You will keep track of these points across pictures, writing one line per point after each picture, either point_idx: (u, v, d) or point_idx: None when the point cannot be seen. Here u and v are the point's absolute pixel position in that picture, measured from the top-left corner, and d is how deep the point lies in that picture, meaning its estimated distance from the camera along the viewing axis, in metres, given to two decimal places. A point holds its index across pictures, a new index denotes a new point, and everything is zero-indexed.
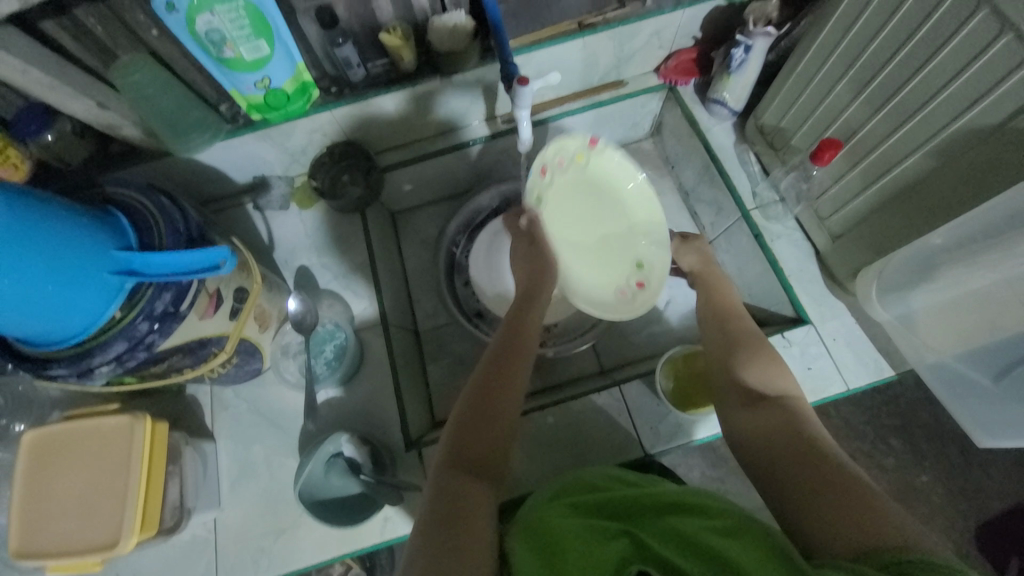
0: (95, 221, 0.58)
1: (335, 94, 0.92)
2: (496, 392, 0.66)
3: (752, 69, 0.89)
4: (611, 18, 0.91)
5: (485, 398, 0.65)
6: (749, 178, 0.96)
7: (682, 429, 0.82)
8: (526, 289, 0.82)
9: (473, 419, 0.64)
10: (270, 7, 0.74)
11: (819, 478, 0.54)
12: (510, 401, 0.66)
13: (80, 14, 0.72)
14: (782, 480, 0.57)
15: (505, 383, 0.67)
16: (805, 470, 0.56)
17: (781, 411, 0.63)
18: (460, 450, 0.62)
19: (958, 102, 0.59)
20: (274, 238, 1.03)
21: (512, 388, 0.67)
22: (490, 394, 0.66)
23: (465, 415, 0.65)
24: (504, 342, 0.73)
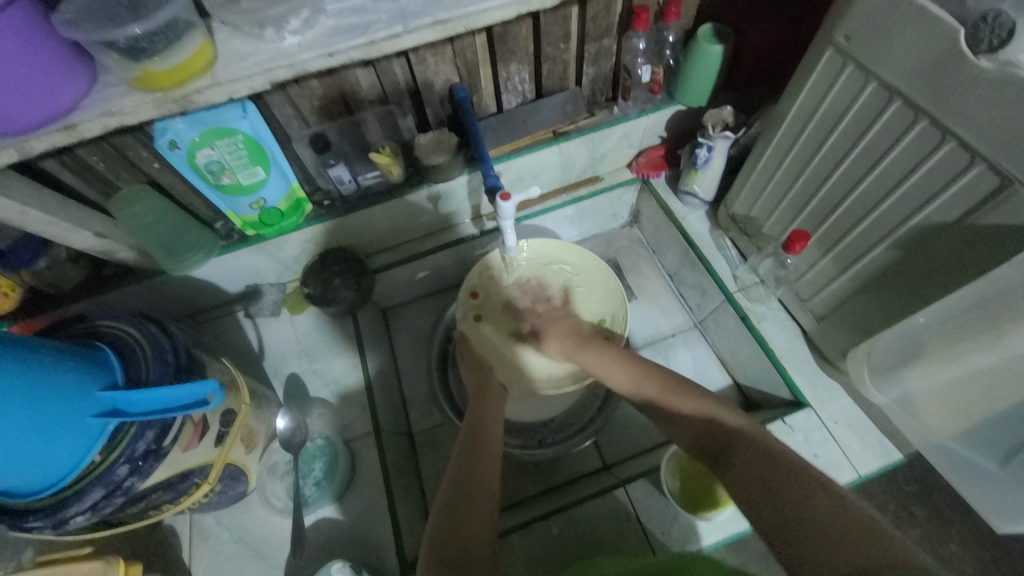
0: (82, 360, 0.57)
1: (327, 207, 0.96)
2: (473, 471, 0.68)
3: (716, 165, 0.96)
4: (584, 125, 1.00)
5: (462, 489, 0.66)
6: (728, 262, 1.00)
7: (694, 533, 0.77)
8: (481, 367, 0.87)
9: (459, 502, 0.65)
10: (268, 140, 0.80)
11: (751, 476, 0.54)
12: (487, 483, 0.67)
13: (84, 154, 0.76)
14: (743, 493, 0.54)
15: (476, 465, 0.69)
16: (761, 477, 0.53)
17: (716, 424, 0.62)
18: (449, 538, 0.61)
19: (914, 200, 0.64)
20: (264, 347, 1.03)
21: (487, 472, 0.69)
22: (463, 476, 0.67)
23: (450, 499, 0.65)
24: (473, 422, 0.76)
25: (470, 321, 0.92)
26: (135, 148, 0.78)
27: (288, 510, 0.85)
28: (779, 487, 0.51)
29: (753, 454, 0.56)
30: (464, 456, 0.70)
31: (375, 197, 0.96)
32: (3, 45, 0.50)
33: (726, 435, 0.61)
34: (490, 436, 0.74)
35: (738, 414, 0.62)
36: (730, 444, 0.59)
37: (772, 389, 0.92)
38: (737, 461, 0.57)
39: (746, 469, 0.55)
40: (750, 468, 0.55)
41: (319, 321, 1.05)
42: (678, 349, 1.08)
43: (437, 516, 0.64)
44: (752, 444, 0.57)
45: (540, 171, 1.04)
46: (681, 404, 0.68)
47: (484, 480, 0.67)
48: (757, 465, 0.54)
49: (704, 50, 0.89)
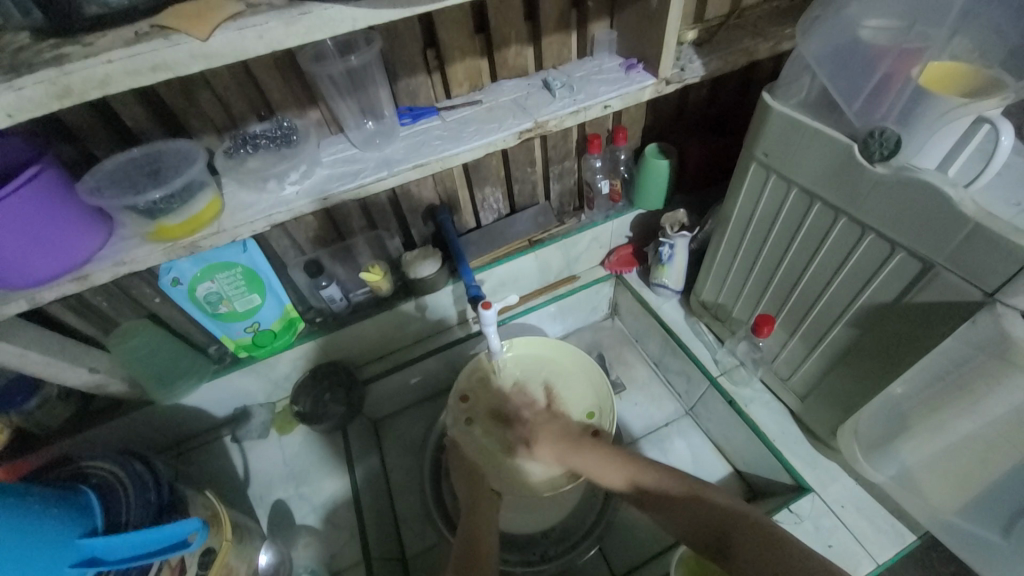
0: (64, 507, 0.55)
1: (319, 324, 1.01)
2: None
3: (679, 259, 1.05)
4: (556, 233, 1.10)
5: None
6: (707, 347, 1.04)
7: None
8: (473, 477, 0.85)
9: None
10: (265, 269, 0.86)
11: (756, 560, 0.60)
12: None
13: (90, 295, 0.81)
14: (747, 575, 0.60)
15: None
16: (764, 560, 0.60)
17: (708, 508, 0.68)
18: None
19: (854, 283, 0.70)
20: (250, 472, 0.99)
21: None
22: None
23: None
24: (470, 526, 0.76)
25: (461, 426, 0.91)
26: (140, 286, 0.84)
27: None
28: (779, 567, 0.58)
29: (751, 536, 0.63)
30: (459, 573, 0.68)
31: (365, 312, 1.01)
32: (30, 213, 0.57)
33: (719, 516, 0.67)
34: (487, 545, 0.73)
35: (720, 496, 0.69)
36: (724, 527, 0.66)
37: (771, 476, 0.90)
38: (731, 547, 0.64)
39: (744, 553, 0.62)
40: (750, 550, 0.61)
41: (308, 440, 1.03)
42: (674, 439, 1.07)
43: None
44: (748, 529, 0.64)
45: (519, 276, 1.12)
46: (664, 483, 0.73)
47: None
48: (754, 543, 0.62)
49: (652, 165, 1.03)
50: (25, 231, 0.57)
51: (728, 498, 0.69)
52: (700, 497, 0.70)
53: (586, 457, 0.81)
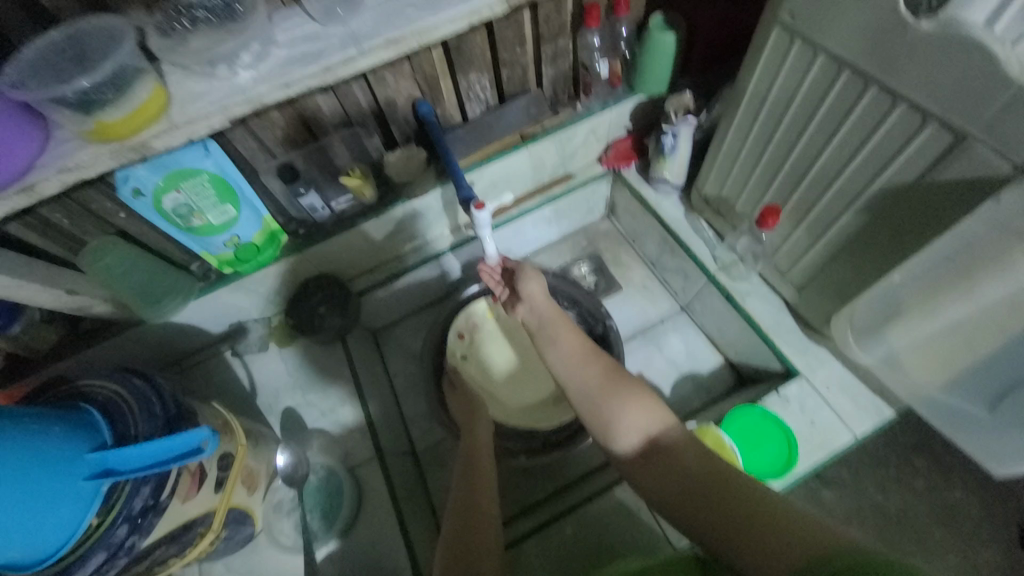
0: (67, 425, 0.55)
1: (304, 236, 0.96)
2: (473, 479, 0.71)
3: (682, 150, 0.98)
4: (550, 125, 1.00)
5: (467, 513, 0.67)
6: (706, 244, 1.01)
7: None
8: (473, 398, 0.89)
9: (462, 501, 0.68)
10: (235, 176, 0.79)
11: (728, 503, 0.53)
12: (486, 487, 0.70)
13: (45, 212, 0.74)
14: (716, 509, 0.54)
15: (477, 486, 0.70)
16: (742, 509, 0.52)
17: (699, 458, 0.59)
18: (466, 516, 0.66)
19: (875, 163, 0.66)
20: (256, 384, 1.01)
21: (483, 478, 0.72)
22: (465, 497, 0.69)
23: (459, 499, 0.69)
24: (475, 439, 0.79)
25: (461, 360, 1.01)
26: (98, 201, 0.76)
27: (297, 548, 0.83)
28: (723, 507, 0.53)
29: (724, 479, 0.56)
30: (463, 477, 0.72)
31: (349, 221, 0.95)
32: None
33: (694, 454, 0.60)
34: (484, 451, 0.76)
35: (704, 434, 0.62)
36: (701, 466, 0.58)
37: (762, 363, 0.94)
38: (656, 465, 0.61)
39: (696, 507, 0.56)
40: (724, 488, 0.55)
41: (307, 351, 1.04)
42: (669, 334, 1.09)
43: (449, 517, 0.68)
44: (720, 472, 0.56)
45: (511, 176, 1.05)
46: (629, 412, 0.66)
47: (486, 509, 0.67)
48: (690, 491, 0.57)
49: (655, 40, 0.90)
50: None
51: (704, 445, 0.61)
52: (628, 421, 0.65)
53: (564, 333, 0.79)
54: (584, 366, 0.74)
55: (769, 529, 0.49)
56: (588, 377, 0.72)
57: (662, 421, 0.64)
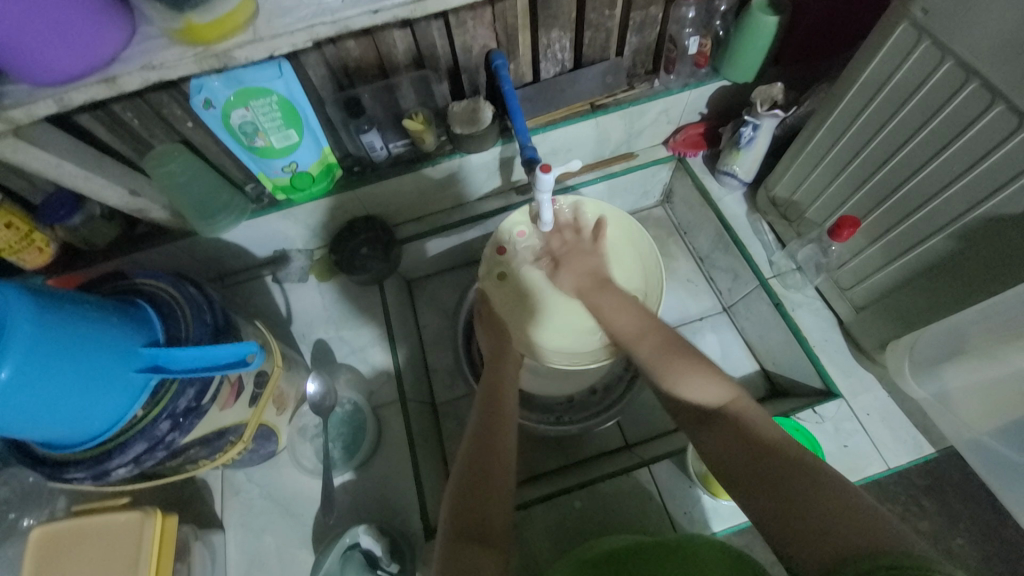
0: (125, 318, 0.57)
1: (358, 173, 0.94)
2: (488, 437, 0.67)
3: (760, 145, 0.92)
4: (622, 98, 0.96)
5: (478, 466, 0.64)
6: (764, 247, 0.97)
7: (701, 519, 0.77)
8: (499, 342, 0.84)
9: (475, 454, 0.65)
10: (302, 101, 0.78)
11: (754, 463, 0.52)
12: (504, 447, 0.67)
13: (119, 109, 0.75)
14: (743, 468, 0.52)
15: (492, 443, 0.66)
16: (776, 470, 0.50)
17: (726, 423, 0.57)
18: (470, 472, 0.63)
19: (981, 188, 0.60)
20: (292, 312, 1.04)
21: (502, 436, 0.68)
22: (478, 451, 0.65)
23: (470, 451, 0.66)
24: (491, 389, 0.75)
25: (493, 279, 0.92)
26: (169, 106, 0.77)
27: (314, 472, 0.86)
28: (759, 467, 0.52)
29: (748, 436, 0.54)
30: (479, 430, 0.68)
31: (404, 166, 0.94)
32: None
33: (718, 408, 0.59)
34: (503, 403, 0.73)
35: (714, 375, 0.61)
36: (717, 421, 0.58)
37: (802, 377, 0.91)
38: (719, 432, 0.57)
39: (759, 488, 0.50)
40: (739, 441, 0.55)
41: (345, 289, 1.05)
42: (706, 333, 1.06)
43: (456, 474, 0.64)
44: (736, 429, 0.56)
45: (574, 145, 1.02)
46: (692, 388, 0.62)
47: (502, 467, 0.64)
48: (756, 472, 0.51)
49: (757, 20, 0.83)
50: (41, 11, 0.49)
51: (722, 390, 0.60)
52: (697, 398, 0.61)
53: (609, 303, 0.76)
54: (634, 343, 0.71)
55: (799, 499, 0.47)
56: (650, 353, 0.68)
57: (725, 397, 0.60)
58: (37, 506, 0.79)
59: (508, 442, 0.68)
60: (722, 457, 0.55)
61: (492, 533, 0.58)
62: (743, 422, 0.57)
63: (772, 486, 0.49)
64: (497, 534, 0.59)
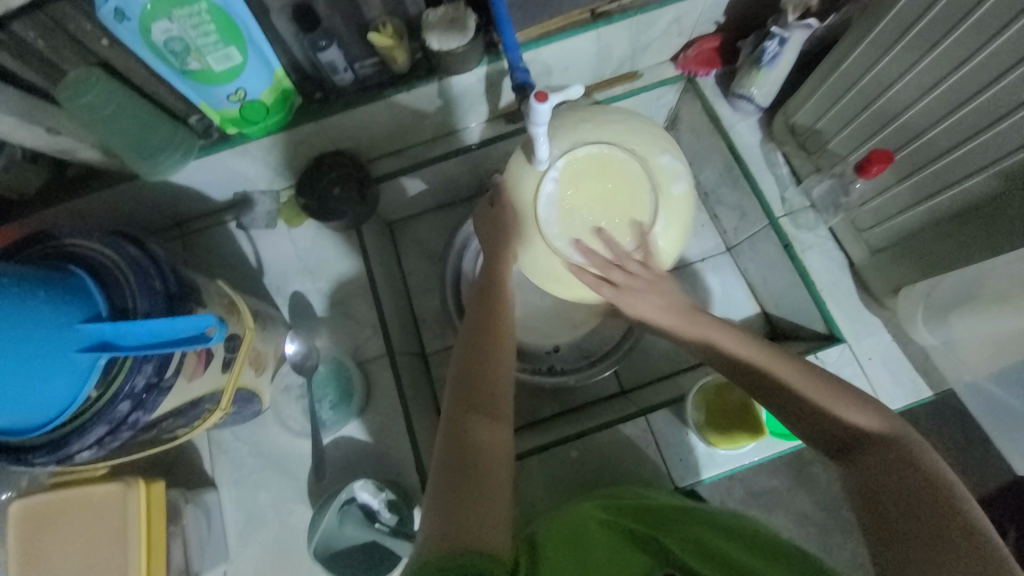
0: (57, 291, 0.49)
1: (320, 101, 0.81)
2: (481, 364, 0.61)
3: (785, 62, 0.80)
4: (628, 5, 0.81)
5: (481, 347, 0.62)
6: (777, 181, 0.88)
7: (694, 468, 0.78)
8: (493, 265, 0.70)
9: (468, 373, 0.60)
10: (238, 9, 0.63)
11: (902, 498, 0.50)
12: (501, 367, 0.61)
13: (12, 24, 0.60)
14: (889, 519, 0.49)
15: (486, 365, 0.61)
16: (919, 524, 0.48)
17: (884, 451, 0.53)
18: (466, 394, 0.58)
19: None
20: (263, 262, 0.95)
21: (499, 356, 0.62)
22: (478, 334, 0.64)
23: (462, 370, 0.61)
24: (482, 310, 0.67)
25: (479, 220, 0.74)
26: (75, 20, 0.62)
27: (304, 430, 0.84)
28: (908, 508, 0.49)
29: (896, 462, 0.52)
30: (473, 324, 0.65)
31: (375, 92, 0.80)
32: None
33: (851, 430, 0.55)
34: (502, 321, 0.66)
35: (868, 400, 0.56)
36: (877, 444, 0.54)
37: (805, 322, 0.86)
38: (871, 461, 0.53)
39: (898, 508, 0.49)
40: (887, 468, 0.52)
41: (319, 235, 0.95)
42: (707, 275, 1.01)
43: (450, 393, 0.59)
44: (897, 454, 0.52)
45: (571, 63, 0.88)
46: (853, 416, 0.56)
47: (501, 356, 0.62)
48: (918, 533, 0.47)
49: None
50: None
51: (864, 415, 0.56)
52: (851, 424, 0.55)
53: (639, 303, 0.66)
54: (712, 362, 0.64)
55: None
56: (786, 379, 0.58)
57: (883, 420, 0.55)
58: None
59: (505, 366, 0.62)
60: (881, 485, 0.51)
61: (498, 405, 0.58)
62: (908, 449, 0.53)
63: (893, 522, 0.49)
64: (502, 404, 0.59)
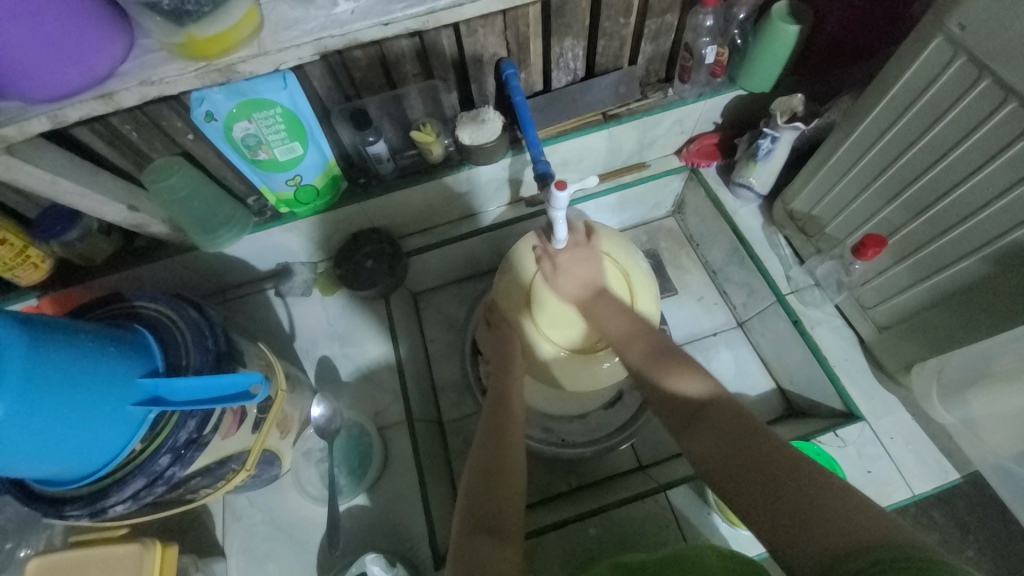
0: (122, 347, 0.54)
1: (362, 186, 0.91)
2: (495, 466, 0.62)
3: (778, 157, 0.90)
4: (636, 108, 0.93)
5: (491, 473, 0.62)
6: (781, 261, 0.95)
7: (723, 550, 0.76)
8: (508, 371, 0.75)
9: (483, 475, 0.62)
10: (308, 114, 0.75)
11: (725, 453, 0.53)
12: (513, 463, 0.63)
13: (117, 122, 0.71)
14: (743, 474, 0.50)
15: (504, 464, 0.63)
16: (756, 462, 0.50)
17: (712, 420, 0.57)
18: (478, 508, 0.59)
19: (1009, 218, 0.60)
20: (295, 327, 1.01)
21: (510, 451, 0.65)
22: (490, 454, 0.64)
23: (475, 472, 0.63)
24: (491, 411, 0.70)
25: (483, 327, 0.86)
26: (169, 118, 0.73)
27: (320, 496, 0.84)
28: (739, 458, 0.51)
29: (722, 425, 0.55)
30: (486, 441, 0.65)
31: (413, 177, 0.91)
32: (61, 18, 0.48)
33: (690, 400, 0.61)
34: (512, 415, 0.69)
35: (693, 371, 0.63)
36: (698, 413, 0.59)
37: (821, 397, 0.87)
38: (704, 427, 0.57)
39: (733, 456, 0.52)
40: (714, 430, 0.55)
41: (351, 303, 1.02)
42: (720, 349, 1.03)
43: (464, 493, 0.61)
44: (722, 418, 0.56)
45: (585, 156, 0.98)
46: (680, 382, 0.63)
47: (507, 480, 0.61)
48: (752, 465, 0.50)
49: (777, 31, 0.81)
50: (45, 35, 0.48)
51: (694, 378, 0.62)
52: (684, 386, 0.62)
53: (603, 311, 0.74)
54: (626, 346, 0.70)
55: (795, 487, 0.47)
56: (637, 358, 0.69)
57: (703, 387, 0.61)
58: (31, 535, 0.76)
59: (517, 461, 0.64)
60: (710, 451, 0.54)
61: (507, 526, 0.58)
62: (729, 412, 0.57)
63: (752, 469, 0.50)
64: (511, 522, 0.58)
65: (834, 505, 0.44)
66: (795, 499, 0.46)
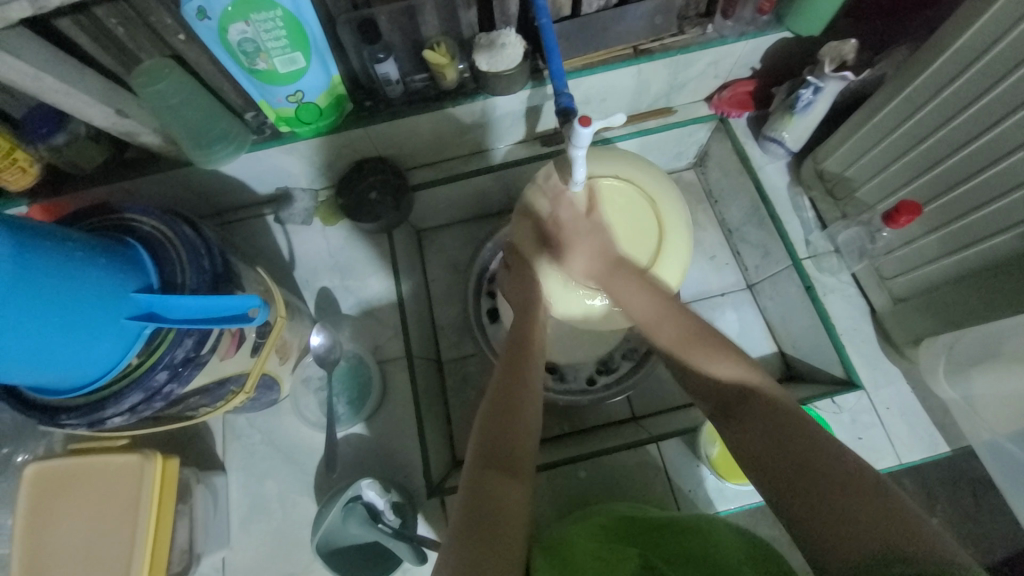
0: (114, 260, 0.52)
1: (369, 109, 0.85)
2: (512, 405, 0.61)
3: (817, 111, 0.83)
4: (670, 44, 0.85)
5: (506, 410, 0.61)
6: (802, 225, 0.90)
7: (704, 500, 0.78)
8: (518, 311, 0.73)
9: (494, 410, 0.61)
10: (311, 19, 0.68)
11: (770, 452, 0.51)
12: (529, 402, 0.63)
13: (102, 14, 0.65)
14: (788, 473, 0.49)
15: (518, 401, 0.62)
16: (800, 464, 0.48)
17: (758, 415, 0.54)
18: (489, 444, 0.58)
19: None
20: (295, 256, 0.99)
21: (526, 391, 0.64)
22: (505, 392, 0.63)
23: (488, 408, 0.62)
24: (509, 351, 0.68)
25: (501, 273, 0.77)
26: (158, 13, 0.66)
27: (317, 422, 0.85)
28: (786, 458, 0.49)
29: (772, 424, 0.53)
30: (500, 383, 0.64)
31: (424, 103, 0.84)
32: None
33: (735, 390, 0.58)
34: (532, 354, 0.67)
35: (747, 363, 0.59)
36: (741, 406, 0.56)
37: (822, 363, 0.86)
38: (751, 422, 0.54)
39: (778, 455, 0.50)
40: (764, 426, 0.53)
41: (352, 235, 0.99)
42: (726, 309, 1.02)
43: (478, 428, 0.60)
44: (771, 416, 0.53)
45: (610, 94, 0.91)
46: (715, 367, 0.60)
47: (518, 420, 0.61)
48: (797, 464, 0.49)
49: None
50: None
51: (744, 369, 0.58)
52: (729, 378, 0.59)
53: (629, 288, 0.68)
54: (658, 327, 0.65)
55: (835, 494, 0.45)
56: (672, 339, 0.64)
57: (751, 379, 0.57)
58: (32, 440, 0.78)
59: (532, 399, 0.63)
60: (756, 451, 0.52)
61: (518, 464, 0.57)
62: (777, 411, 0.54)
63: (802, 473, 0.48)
64: (524, 461, 0.58)
65: (868, 512, 0.43)
66: (837, 504, 0.45)
